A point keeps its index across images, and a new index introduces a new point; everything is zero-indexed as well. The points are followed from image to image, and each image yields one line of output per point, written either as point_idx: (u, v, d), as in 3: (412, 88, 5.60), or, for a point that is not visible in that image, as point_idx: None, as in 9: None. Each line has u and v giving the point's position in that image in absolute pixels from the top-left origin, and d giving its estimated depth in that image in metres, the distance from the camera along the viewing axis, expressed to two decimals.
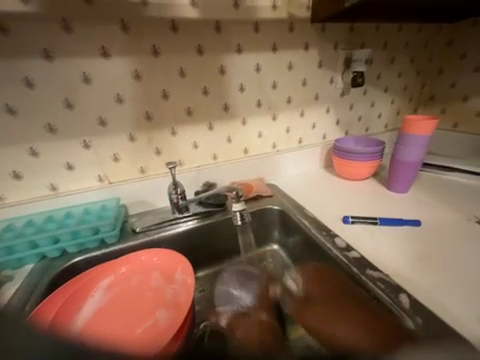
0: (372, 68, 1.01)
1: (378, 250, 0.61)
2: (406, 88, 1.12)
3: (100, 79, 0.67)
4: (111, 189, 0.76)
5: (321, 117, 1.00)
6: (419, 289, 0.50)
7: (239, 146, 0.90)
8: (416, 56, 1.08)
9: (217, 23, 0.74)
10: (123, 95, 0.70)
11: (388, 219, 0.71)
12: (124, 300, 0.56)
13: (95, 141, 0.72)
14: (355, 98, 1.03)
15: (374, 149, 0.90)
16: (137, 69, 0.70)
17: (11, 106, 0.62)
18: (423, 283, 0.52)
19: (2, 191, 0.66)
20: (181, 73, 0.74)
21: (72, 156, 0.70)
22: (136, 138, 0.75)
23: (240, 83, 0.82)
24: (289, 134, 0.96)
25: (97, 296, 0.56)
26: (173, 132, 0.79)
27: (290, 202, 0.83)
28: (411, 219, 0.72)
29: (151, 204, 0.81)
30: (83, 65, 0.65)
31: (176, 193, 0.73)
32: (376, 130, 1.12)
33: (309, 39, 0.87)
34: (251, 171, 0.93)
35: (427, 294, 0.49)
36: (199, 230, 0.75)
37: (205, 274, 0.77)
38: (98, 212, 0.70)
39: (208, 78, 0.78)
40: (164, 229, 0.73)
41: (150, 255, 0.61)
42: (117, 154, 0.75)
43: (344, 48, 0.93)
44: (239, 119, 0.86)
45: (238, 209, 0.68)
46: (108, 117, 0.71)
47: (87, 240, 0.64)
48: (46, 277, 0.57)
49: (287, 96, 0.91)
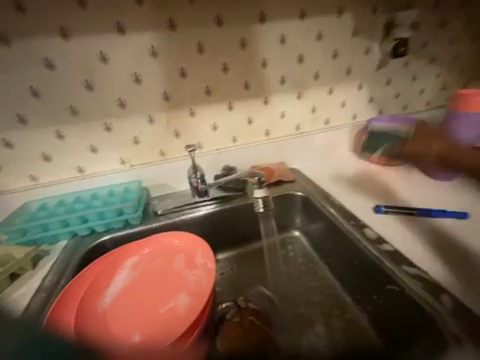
0: (417, 34, 0.87)
1: (413, 244, 0.56)
2: (458, 58, 0.95)
3: (117, 58, 0.65)
4: (133, 171, 0.77)
5: (352, 94, 0.89)
6: (462, 290, 0.45)
7: (260, 127, 0.85)
8: (475, 18, 0.90)
9: None
10: (141, 74, 0.68)
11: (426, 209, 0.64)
12: (146, 280, 0.57)
13: (116, 123, 0.71)
14: (394, 72, 0.90)
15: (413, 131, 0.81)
16: (153, 46, 0.66)
17: (35, 89, 0.63)
18: (465, 283, 0.47)
19: (35, 172, 0.70)
20: (199, 48, 0.69)
21: (94, 138, 0.71)
22: (155, 120, 0.74)
23: (263, 58, 0.75)
24: (314, 114, 0.88)
25: (123, 275, 0.58)
26: (191, 113, 0.76)
27: (314, 188, 0.78)
28: (454, 211, 0.64)
29: (171, 187, 0.81)
30: (100, 43, 0.63)
31: (196, 177, 0.72)
32: (416, 108, 0.99)
33: (343, 2, 0.76)
34: (273, 155, 0.88)
35: (471, 297, 0.44)
36: (219, 214, 0.74)
37: (224, 257, 0.77)
38: (121, 194, 0.72)
39: (228, 53, 0.72)
40: (184, 212, 0.73)
41: (171, 237, 0.62)
42: (137, 136, 0.74)
43: (384, 11, 0.80)
44: (261, 97, 0.80)
45: (260, 196, 0.63)
46: (127, 98, 0.69)
47: (112, 221, 0.66)
48: (77, 253, 0.61)
49: (315, 71, 0.82)
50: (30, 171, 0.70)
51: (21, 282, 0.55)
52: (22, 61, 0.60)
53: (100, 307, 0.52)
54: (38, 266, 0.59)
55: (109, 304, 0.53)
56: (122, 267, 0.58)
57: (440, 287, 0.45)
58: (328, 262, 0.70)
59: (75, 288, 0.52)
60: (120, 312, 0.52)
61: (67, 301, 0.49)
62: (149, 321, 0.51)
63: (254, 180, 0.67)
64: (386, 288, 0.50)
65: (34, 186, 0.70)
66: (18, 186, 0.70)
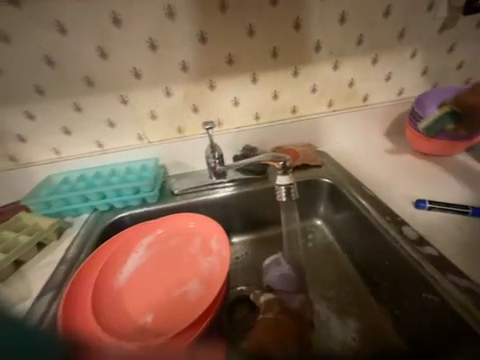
0: None
1: (464, 250, 0.47)
2: None
3: (131, 21, 0.59)
4: (150, 148, 0.74)
5: (402, 64, 0.74)
6: None
7: (287, 104, 0.75)
8: None
9: None
10: (157, 40, 0.61)
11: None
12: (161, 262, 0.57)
13: (132, 96, 0.67)
14: (460, 34, 0.72)
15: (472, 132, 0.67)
16: (170, 5, 0.58)
17: (51, 57, 0.60)
18: None
19: (57, 145, 0.70)
20: (222, 7, 0.60)
21: (111, 112, 0.68)
22: (172, 93, 0.68)
23: (296, 18, 0.64)
24: (352, 88, 0.76)
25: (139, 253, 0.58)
26: (211, 86, 0.69)
27: (344, 175, 0.69)
28: None
29: (188, 166, 0.78)
30: (113, 3, 0.57)
31: (213, 158, 0.67)
32: None
33: None
34: (299, 136, 0.79)
35: None
36: (237, 198, 0.70)
37: (240, 242, 0.74)
38: (138, 171, 0.71)
39: (255, 13, 0.62)
40: (201, 193, 0.70)
41: (186, 219, 0.61)
42: (154, 110, 0.70)
43: None
44: (290, 68, 0.70)
45: (283, 184, 0.58)
46: (143, 67, 0.64)
47: (130, 198, 0.66)
48: (96, 228, 0.62)
49: (358, 34, 0.68)
50: (53, 144, 0.70)
51: (47, 251, 0.58)
52: (36, 26, 0.57)
53: (118, 284, 0.53)
54: (62, 237, 0.61)
55: (126, 282, 0.54)
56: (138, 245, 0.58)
57: None
58: (353, 257, 0.64)
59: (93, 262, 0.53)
60: (136, 292, 0.53)
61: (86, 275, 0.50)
62: (163, 304, 0.51)
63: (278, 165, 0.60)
64: (422, 297, 0.44)
65: (56, 159, 0.71)
66: (43, 158, 0.71)
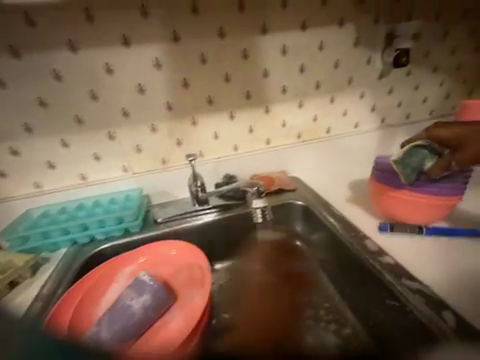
0: (419, 45, 0.87)
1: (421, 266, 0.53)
2: (460, 68, 0.95)
3: (122, 69, 0.67)
4: (134, 179, 0.77)
5: (354, 103, 0.90)
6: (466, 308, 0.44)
7: (261, 136, 0.85)
8: (477, 29, 0.90)
9: (240, 3, 0.68)
10: (144, 85, 0.69)
11: (437, 227, 0.61)
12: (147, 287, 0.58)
13: (119, 132, 0.72)
14: (396, 81, 0.90)
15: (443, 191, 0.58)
16: (157, 57, 0.67)
17: (43, 99, 0.65)
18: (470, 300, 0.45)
19: (39, 179, 0.71)
20: (202, 59, 0.71)
21: (98, 147, 0.72)
22: (157, 128, 0.75)
23: (264, 68, 0.76)
24: (316, 123, 0.88)
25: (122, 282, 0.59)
26: (193, 123, 0.77)
27: (315, 198, 0.77)
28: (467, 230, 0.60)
29: (172, 194, 0.82)
30: (106, 55, 0.65)
31: (196, 186, 0.72)
32: (419, 117, 0.98)
33: (344, 14, 0.77)
34: (274, 163, 0.88)
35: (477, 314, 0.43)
36: (219, 223, 0.74)
37: (224, 267, 0.76)
38: (122, 202, 0.73)
39: (230, 64, 0.73)
40: (184, 220, 0.73)
41: (168, 247, 0.63)
42: (140, 144, 0.75)
43: (385, 23, 0.81)
44: (262, 107, 0.81)
45: (258, 206, 0.66)
46: (131, 107, 0.71)
47: (112, 228, 0.67)
48: (76, 262, 0.61)
49: (316, 81, 0.82)
50: (35, 178, 0.71)
51: (22, 288, 0.56)
52: (32, 73, 0.63)
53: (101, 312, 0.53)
54: (39, 273, 0.60)
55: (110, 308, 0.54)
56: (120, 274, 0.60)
57: (442, 304, 0.43)
58: (328, 274, 0.69)
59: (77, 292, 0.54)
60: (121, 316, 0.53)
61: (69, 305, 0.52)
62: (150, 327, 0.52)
63: (253, 191, 0.69)
64: (386, 303, 0.49)
65: (38, 193, 0.72)
66: (23, 192, 0.71)
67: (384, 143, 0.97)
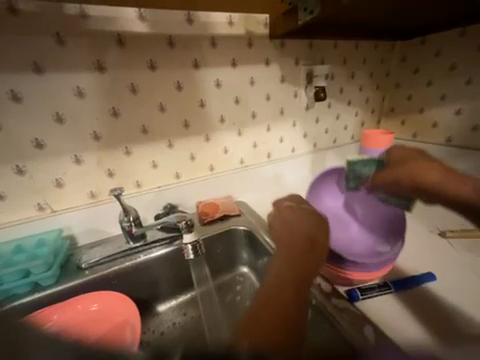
0: (334, 83, 1.03)
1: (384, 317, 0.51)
2: (368, 101, 1.16)
3: (33, 96, 0.59)
4: (53, 219, 0.67)
5: (288, 131, 0.99)
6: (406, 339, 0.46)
7: (203, 163, 0.85)
8: (374, 71, 1.12)
9: (169, 38, 0.70)
10: (64, 113, 0.63)
11: (399, 281, 0.57)
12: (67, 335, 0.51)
13: (31, 165, 0.63)
14: (320, 112, 1.04)
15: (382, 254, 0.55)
16: (79, 85, 0.63)
17: None
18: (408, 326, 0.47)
19: None
20: (133, 89, 0.69)
21: (1, 184, 0.61)
22: (83, 160, 0.68)
23: (201, 98, 0.79)
24: (256, 149, 0.94)
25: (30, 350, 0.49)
26: (127, 152, 0.72)
27: (259, 222, 0.78)
28: (424, 275, 0.58)
29: (104, 231, 0.73)
30: (10, 81, 0.57)
31: (128, 221, 0.65)
32: (343, 141, 1.15)
33: (269, 55, 0.86)
34: (218, 189, 0.88)
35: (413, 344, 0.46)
36: (157, 259, 0.67)
37: (167, 308, 0.70)
38: (33, 249, 0.60)
39: (164, 95, 0.73)
40: (116, 262, 0.64)
41: (87, 302, 0.55)
42: (60, 178, 0.66)
43: (305, 64, 0.94)
44: (202, 135, 0.82)
45: (188, 242, 0.62)
46: (46, 138, 0.63)
47: (15, 285, 0.54)
48: None
49: (252, 111, 0.89)
50: None
51: None
52: None
53: None
54: None
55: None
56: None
57: (365, 318, 0.46)
58: None
59: None
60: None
61: None
62: None
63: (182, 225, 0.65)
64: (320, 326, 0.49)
65: None
66: None
67: (317, 164, 1.09)
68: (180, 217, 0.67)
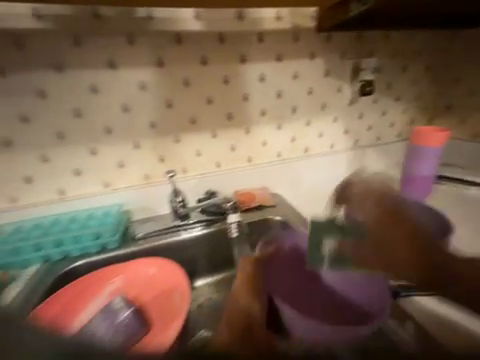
0: (382, 76, 0.98)
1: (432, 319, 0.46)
2: (420, 97, 1.07)
3: (108, 89, 0.70)
4: (115, 195, 0.78)
5: (328, 126, 0.97)
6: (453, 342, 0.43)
7: (242, 154, 0.89)
8: (431, 64, 1.03)
9: (221, 35, 0.75)
10: (129, 104, 0.73)
11: None
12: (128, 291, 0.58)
13: (101, 148, 0.74)
14: (364, 107, 1.00)
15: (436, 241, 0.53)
16: (142, 80, 0.72)
17: (26, 115, 0.66)
18: None
19: (15, 194, 0.70)
20: (185, 83, 0.76)
21: (79, 162, 0.73)
22: (141, 145, 0.77)
23: (244, 93, 0.83)
24: (294, 143, 0.95)
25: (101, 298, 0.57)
26: (177, 141, 0.80)
27: (294, 214, 0.80)
28: None
29: (153, 210, 0.82)
30: (92, 76, 0.68)
31: (177, 201, 0.75)
32: (387, 139, 1.08)
33: (315, 48, 0.86)
34: (255, 180, 0.92)
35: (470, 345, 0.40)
36: (199, 238, 0.74)
37: (204, 285, 0.76)
38: (101, 217, 0.72)
39: (212, 88, 0.79)
40: (164, 236, 0.73)
41: (145, 265, 0.62)
42: (122, 160, 0.77)
43: (352, 57, 0.91)
44: (243, 127, 0.86)
45: (233, 220, 0.72)
46: (114, 125, 0.73)
47: (88, 245, 0.66)
48: (46, 280, 0.59)
49: (293, 105, 0.90)
50: (10, 193, 0.70)
51: None
52: (16, 92, 0.64)
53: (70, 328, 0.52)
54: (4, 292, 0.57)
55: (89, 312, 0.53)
56: (98, 295, 0.58)
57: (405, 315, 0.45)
58: None
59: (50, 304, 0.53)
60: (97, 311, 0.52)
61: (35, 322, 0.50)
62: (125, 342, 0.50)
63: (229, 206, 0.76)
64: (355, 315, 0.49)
65: (12, 208, 0.70)
66: None
67: (357, 162, 1.05)
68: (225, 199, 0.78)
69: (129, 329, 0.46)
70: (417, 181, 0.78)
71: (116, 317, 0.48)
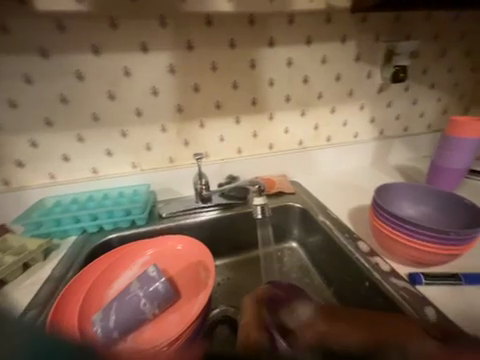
0: (417, 62, 0.92)
1: (453, 304, 0.47)
2: (457, 85, 1.00)
3: (139, 72, 0.72)
4: (143, 175, 0.82)
5: (354, 115, 0.94)
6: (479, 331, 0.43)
7: (265, 141, 0.90)
8: (474, 49, 0.95)
9: (250, 17, 0.74)
10: (158, 88, 0.75)
11: (475, 274, 0.52)
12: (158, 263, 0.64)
13: (131, 130, 0.77)
14: (394, 95, 0.95)
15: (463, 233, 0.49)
16: (171, 63, 0.73)
17: (64, 96, 0.70)
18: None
19: (54, 171, 0.76)
20: (212, 67, 0.76)
21: (110, 143, 0.77)
22: (167, 129, 0.80)
23: (270, 78, 0.82)
24: (317, 131, 0.93)
25: (133, 270, 0.62)
26: (201, 125, 0.82)
27: (313, 201, 0.81)
28: None
29: (177, 191, 0.86)
30: (124, 59, 0.70)
31: (200, 184, 0.76)
32: (416, 130, 1.03)
33: (347, 31, 0.82)
34: (275, 167, 0.92)
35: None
36: (220, 220, 0.77)
37: (223, 264, 0.80)
38: (131, 195, 0.77)
39: (238, 72, 0.79)
40: (187, 216, 0.77)
41: (174, 241, 0.66)
42: (150, 143, 0.80)
43: (386, 40, 0.86)
44: (267, 113, 0.86)
45: (258, 204, 0.69)
46: (143, 107, 0.76)
47: (120, 220, 0.71)
48: (85, 248, 0.65)
49: (319, 91, 0.87)
50: (50, 170, 0.76)
51: (33, 271, 0.60)
52: (56, 74, 0.68)
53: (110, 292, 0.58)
54: (49, 256, 0.64)
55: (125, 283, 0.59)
56: (133, 263, 0.63)
57: (426, 301, 0.47)
58: (323, 275, 0.71)
59: (89, 272, 0.59)
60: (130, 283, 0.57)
61: (79, 285, 0.56)
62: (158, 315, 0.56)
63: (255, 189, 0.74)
64: (377, 302, 0.52)
65: (52, 183, 0.77)
66: (38, 182, 0.76)
67: (381, 152, 1.02)
68: (252, 183, 0.75)
69: (160, 298, 0.55)
70: (447, 173, 0.75)
71: (150, 284, 0.55)
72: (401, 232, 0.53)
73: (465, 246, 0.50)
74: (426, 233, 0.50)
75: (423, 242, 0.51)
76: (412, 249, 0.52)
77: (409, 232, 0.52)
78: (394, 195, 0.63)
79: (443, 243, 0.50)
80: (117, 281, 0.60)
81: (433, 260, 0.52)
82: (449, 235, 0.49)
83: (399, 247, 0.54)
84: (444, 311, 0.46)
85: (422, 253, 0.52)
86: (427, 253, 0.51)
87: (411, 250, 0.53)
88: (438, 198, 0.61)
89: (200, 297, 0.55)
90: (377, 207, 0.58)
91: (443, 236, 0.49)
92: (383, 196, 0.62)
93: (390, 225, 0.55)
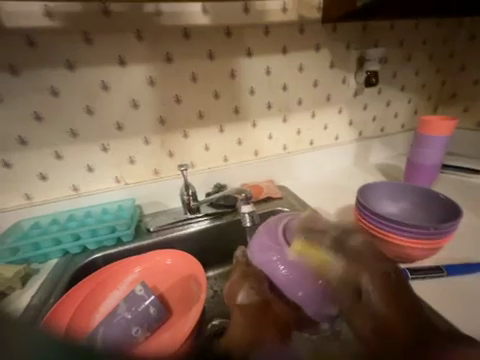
0: (387, 67, 0.98)
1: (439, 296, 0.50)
2: (425, 86, 1.07)
3: (118, 87, 0.71)
4: (128, 189, 0.80)
5: (333, 118, 0.98)
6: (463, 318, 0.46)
7: (249, 148, 0.91)
8: (436, 53, 1.03)
9: (227, 29, 0.76)
10: (139, 100, 0.74)
11: (455, 264, 0.55)
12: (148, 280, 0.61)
13: (113, 144, 0.76)
14: (369, 99, 1.00)
15: (442, 227, 0.51)
16: (151, 76, 0.73)
17: (38, 113, 0.67)
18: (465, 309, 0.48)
19: (30, 191, 0.72)
20: (193, 78, 0.77)
21: (91, 158, 0.75)
22: (150, 141, 0.79)
23: (251, 86, 0.83)
24: (300, 135, 0.96)
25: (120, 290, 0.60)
26: (185, 136, 0.82)
27: (301, 205, 0.82)
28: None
29: (164, 204, 0.84)
30: (102, 73, 0.69)
31: (187, 195, 0.75)
32: (392, 130, 1.09)
33: (320, 40, 0.86)
34: (262, 173, 0.93)
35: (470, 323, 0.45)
36: (210, 230, 0.76)
37: (215, 274, 0.78)
38: (115, 211, 0.75)
39: (219, 83, 0.80)
40: (176, 228, 0.75)
41: (163, 256, 0.64)
42: (133, 156, 0.78)
43: (357, 48, 0.91)
44: (250, 121, 0.87)
45: (246, 211, 0.70)
46: (124, 121, 0.75)
47: (105, 238, 0.68)
48: (67, 271, 0.62)
49: (298, 98, 0.90)
50: (26, 190, 0.72)
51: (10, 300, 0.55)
52: (29, 90, 0.65)
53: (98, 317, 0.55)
54: (28, 283, 0.60)
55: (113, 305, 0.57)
56: (120, 282, 0.60)
57: None
58: None
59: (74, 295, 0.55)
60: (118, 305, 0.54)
61: (63, 312, 0.52)
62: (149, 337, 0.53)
63: (242, 196, 0.74)
64: None
65: (28, 204, 0.72)
66: (13, 204, 0.72)
67: (362, 153, 1.06)
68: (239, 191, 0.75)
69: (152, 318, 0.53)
70: (423, 170, 0.80)
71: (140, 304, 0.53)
72: (385, 229, 0.55)
73: (445, 239, 0.52)
74: (409, 228, 0.52)
75: (406, 237, 0.53)
76: (397, 245, 0.54)
77: (393, 228, 0.54)
78: (376, 194, 0.66)
79: (425, 238, 0.52)
80: (104, 304, 0.57)
81: (417, 255, 0.54)
82: (429, 229, 0.51)
83: (384, 244, 0.56)
84: (432, 305, 0.48)
85: (406, 249, 0.54)
86: (410, 248, 0.53)
87: (395, 247, 0.55)
88: (417, 194, 0.64)
89: (193, 312, 0.54)
90: (361, 206, 0.59)
91: (424, 230, 0.52)
92: (366, 195, 0.64)
93: (374, 222, 0.56)
